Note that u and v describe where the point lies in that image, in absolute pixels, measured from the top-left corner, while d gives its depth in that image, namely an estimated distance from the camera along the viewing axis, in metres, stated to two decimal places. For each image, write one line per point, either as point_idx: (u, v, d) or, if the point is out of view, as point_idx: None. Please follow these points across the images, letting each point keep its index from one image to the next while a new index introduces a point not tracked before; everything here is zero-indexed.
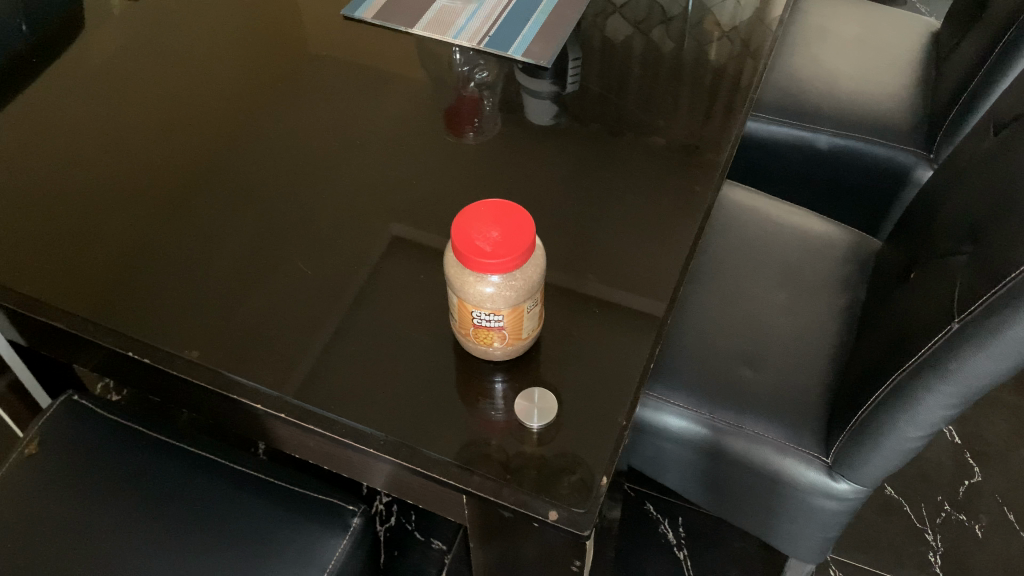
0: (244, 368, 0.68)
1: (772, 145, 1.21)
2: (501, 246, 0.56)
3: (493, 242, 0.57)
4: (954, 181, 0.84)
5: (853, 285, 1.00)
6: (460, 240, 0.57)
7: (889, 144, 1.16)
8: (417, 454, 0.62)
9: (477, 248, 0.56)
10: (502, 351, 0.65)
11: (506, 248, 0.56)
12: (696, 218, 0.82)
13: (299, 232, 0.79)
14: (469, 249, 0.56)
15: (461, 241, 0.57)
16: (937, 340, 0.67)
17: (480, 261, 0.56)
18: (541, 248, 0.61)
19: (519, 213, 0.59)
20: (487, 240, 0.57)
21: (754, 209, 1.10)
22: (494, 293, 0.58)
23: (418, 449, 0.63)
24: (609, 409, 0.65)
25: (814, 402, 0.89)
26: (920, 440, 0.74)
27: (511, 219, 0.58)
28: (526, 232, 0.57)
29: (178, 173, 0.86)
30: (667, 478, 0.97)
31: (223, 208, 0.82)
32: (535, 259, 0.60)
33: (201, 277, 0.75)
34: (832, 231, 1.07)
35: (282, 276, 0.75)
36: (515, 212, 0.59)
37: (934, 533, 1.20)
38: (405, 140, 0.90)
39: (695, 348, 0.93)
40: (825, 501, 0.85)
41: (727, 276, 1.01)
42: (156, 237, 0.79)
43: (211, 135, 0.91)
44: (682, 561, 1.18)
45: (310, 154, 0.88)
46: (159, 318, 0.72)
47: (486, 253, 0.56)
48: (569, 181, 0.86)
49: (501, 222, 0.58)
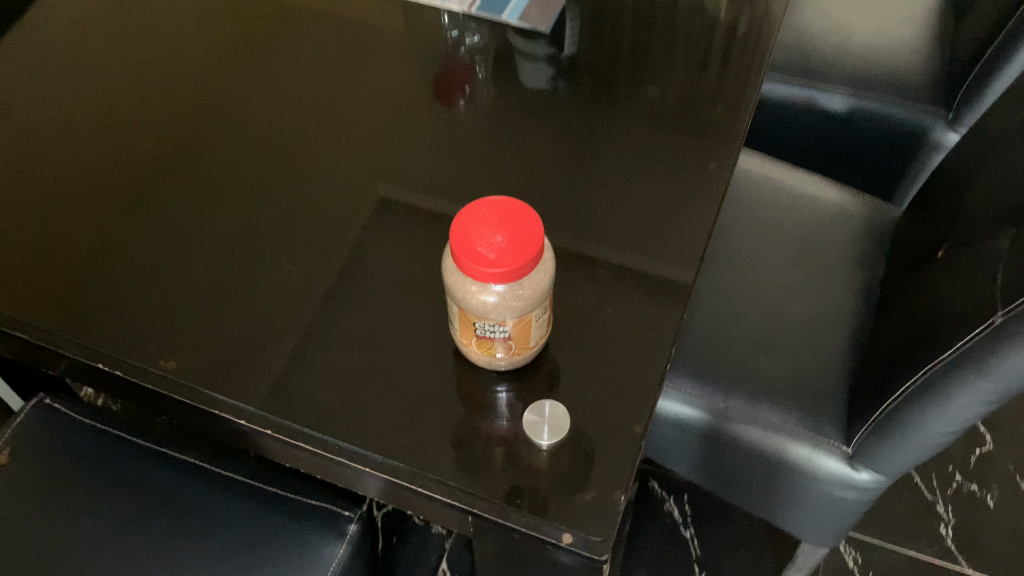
0: (224, 382, 0.62)
1: (781, 109, 1.15)
2: (507, 254, 0.50)
3: (498, 249, 0.51)
4: (986, 152, 0.77)
5: (873, 260, 0.95)
6: (459, 245, 0.51)
7: (905, 105, 1.08)
8: (417, 475, 0.57)
9: (481, 257, 0.50)
10: (506, 361, 0.59)
11: (512, 255, 0.51)
12: (707, 197, 0.76)
13: (280, 224, 0.73)
14: (471, 258, 0.50)
15: (461, 247, 0.51)
16: (978, 333, 0.62)
17: (488, 271, 0.50)
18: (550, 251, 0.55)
19: (526, 212, 0.53)
20: (491, 246, 0.51)
21: (763, 177, 1.03)
22: (505, 302, 0.52)
23: (417, 470, 0.57)
24: (623, 420, 0.60)
25: (833, 387, 0.84)
26: (951, 435, 0.70)
27: (517, 221, 0.52)
28: (536, 238, 0.51)
29: (145, 161, 0.79)
30: (676, 464, 0.93)
31: (194, 200, 0.75)
32: (544, 264, 0.54)
33: (175, 277, 0.69)
34: (848, 200, 1.01)
35: (262, 276, 0.69)
36: (521, 210, 0.53)
37: (945, 504, 1.17)
38: (390, 116, 0.83)
39: (707, 333, 0.89)
40: (844, 491, 0.81)
41: (738, 254, 0.95)
42: (125, 234, 0.72)
43: (181, 117, 0.84)
44: (689, 541, 1.15)
45: (288, 135, 0.81)
46: (131, 325, 0.66)
47: (490, 262, 0.50)
48: (569, 160, 0.79)
49: (507, 223, 0.52)
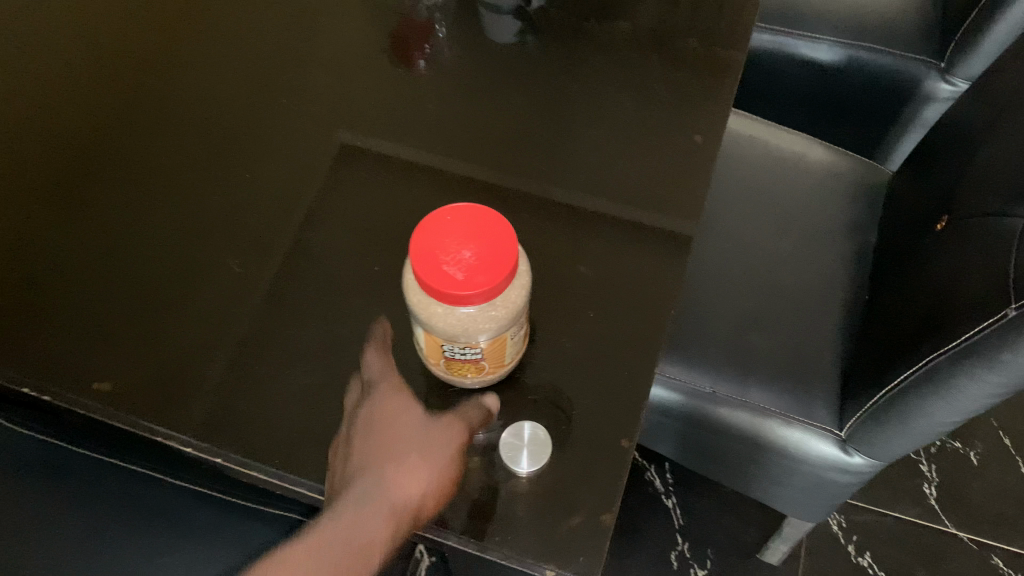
0: (167, 406, 0.56)
1: (764, 60, 1.09)
2: (478, 273, 0.44)
3: (467, 266, 0.45)
4: (995, 113, 0.72)
5: (863, 226, 0.90)
6: (422, 264, 0.45)
7: (896, 52, 1.02)
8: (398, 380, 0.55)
9: (448, 277, 0.44)
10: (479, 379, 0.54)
11: (484, 275, 0.45)
12: (692, 172, 0.70)
13: (226, 221, 0.66)
14: (437, 279, 0.44)
15: (424, 265, 0.45)
16: (990, 325, 0.57)
17: (458, 293, 0.44)
18: (524, 262, 0.49)
19: (496, 221, 0.47)
20: (459, 264, 0.45)
21: (748, 138, 0.98)
22: (476, 324, 0.46)
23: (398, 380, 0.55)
24: (608, 434, 0.55)
25: (826, 366, 0.79)
26: (953, 424, 0.66)
27: (486, 232, 0.46)
28: (509, 253, 0.45)
29: (79, 154, 0.73)
30: (661, 445, 0.88)
31: (131, 195, 0.69)
32: (519, 280, 0.48)
33: (109, 287, 0.62)
34: (836, 160, 0.95)
35: (207, 279, 0.63)
36: (489, 220, 0.47)
37: (929, 463, 1.15)
38: (345, 87, 0.76)
39: (693, 310, 0.83)
40: (837, 474, 0.77)
41: (722, 223, 0.90)
42: (57, 241, 0.66)
43: (118, 101, 0.77)
44: (671, 510, 1.12)
45: (229, 120, 0.74)
46: (64, 344, 0.60)
47: (460, 283, 0.44)
48: (541, 131, 0.72)
49: (475, 235, 0.46)
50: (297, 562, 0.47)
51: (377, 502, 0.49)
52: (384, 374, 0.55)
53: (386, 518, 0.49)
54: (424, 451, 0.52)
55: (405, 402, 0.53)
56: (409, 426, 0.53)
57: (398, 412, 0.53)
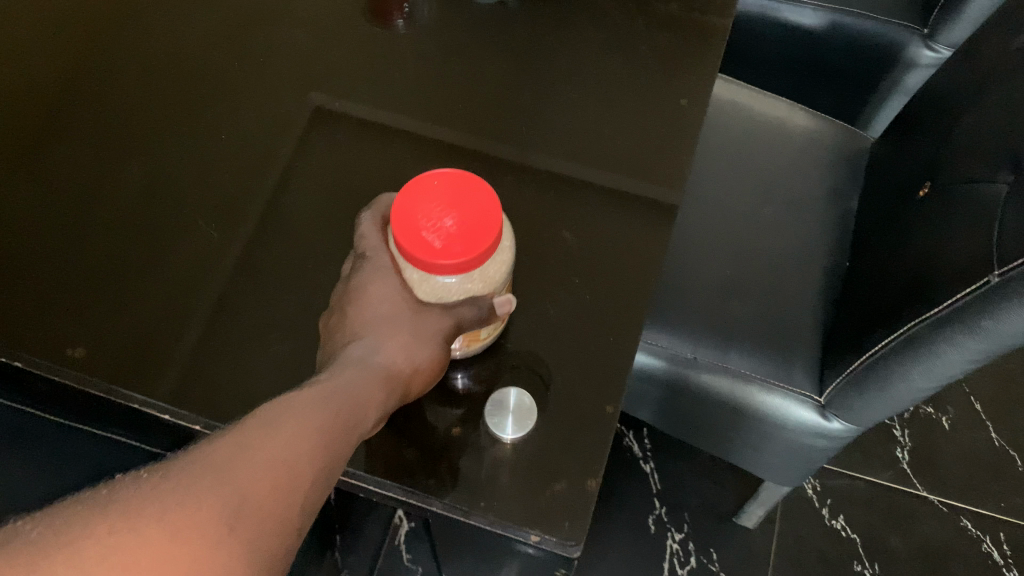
0: (141, 373, 0.55)
1: (747, 23, 1.08)
2: (456, 242, 0.46)
3: (446, 235, 0.46)
4: (979, 79, 0.71)
5: (843, 192, 0.90)
6: (402, 228, 0.47)
7: (880, 18, 1.00)
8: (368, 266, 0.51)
9: (426, 244, 0.46)
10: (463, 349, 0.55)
11: (462, 244, 0.46)
12: (677, 135, 0.69)
13: (201, 184, 0.65)
14: (415, 245, 0.46)
15: (404, 230, 0.47)
16: (973, 291, 0.57)
17: (432, 261, 0.46)
18: (507, 237, 0.51)
19: (480, 192, 0.48)
20: (438, 231, 0.46)
21: (732, 102, 0.97)
22: (450, 293, 0.49)
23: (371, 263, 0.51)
24: (593, 401, 0.55)
25: (806, 331, 0.80)
26: (932, 389, 0.66)
27: (469, 202, 0.47)
28: (489, 226, 0.47)
29: (45, 114, 0.70)
30: (641, 411, 0.88)
31: (101, 156, 0.67)
32: (500, 256, 0.51)
33: (80, 253, 0.61)
34: (818, 126, 0.95)
35: (182, 243, 0.61)
36: (473, 189, 0.48)
37: (902, 428, 1.17)
38: (322, 44, 0.74)
39: (675, 276, 0.83)
40: (815, 439, 0.78)
41: (706, 187, 0.90)
42: (24, 201, 0.64)
43: (88, 59, 0.74)
44: (649, 475, 1.13)
45: (199, 80, 0.72)
46: (32, 309, 0.58)
47: (437, 251, 0.46)
48: (524, 92, 0.71)
49: (457, 204, 0.47)
50: (310, 402, 0.43)
51: (374, 366, 0.47)
52: (380, 244, 0.52)
53: (382, 381, 0.47)
54: (418, 334, 0.49)
55: (397, 277, 0.50)
56: (402, 299, 0.50)
57: (390, 286, 0.50)
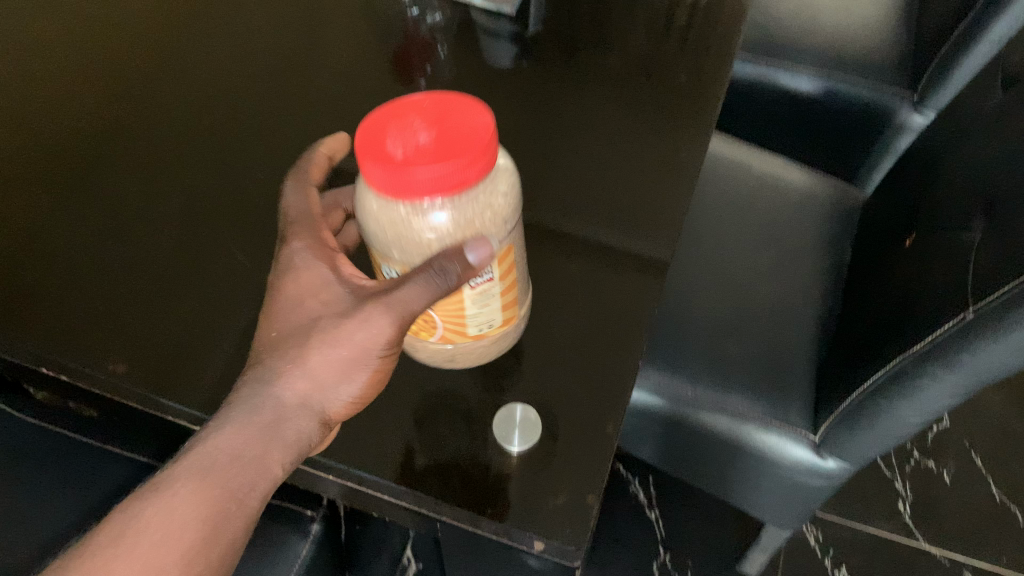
0: (175, 385, 0.60)
1: (746, 89, 1.15)
2: (420, 153, 0.43)
3: (413, 147, 0.43)
4: (958, 138, 0.77)
5: (837, 244, 0.95)
6: (372, 135, 0.44)
7: (872, 86, 1.08)
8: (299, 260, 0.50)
9: (387, 152, 0.43)
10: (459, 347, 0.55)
11: (426, 157, 0.43)
12: (677, 185, 0.75)
13: (236, 218, 0.70)
14: (376, 150, 0.43)
15: (373, 136, 0.44)
16: (951, 325, 0.61)
17: (391, 168, 0.42)
18: (500, 183, 0.47)
19: (468, 117, 0.45)
20: (406, 143, 0.43)
21: (732, 160, 1.03)
22: (415, 227, 0.45)
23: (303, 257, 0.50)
24: (594, 420, 0.58)
25: (800, 372, 0.83)
26: (919, 424, 0.69)
27: (449, 122, 0.44)
28: (463, 143, 0.43)
29: (96, 154, 0.77)
30: (643, 449, 0.92)
31: (147, 192, 0.73)
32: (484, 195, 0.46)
33: (124, 277, 0.66)
34: (814, 184, 1.01)
35: (217, 270, 0.66)
36: (462, 114, 0.45)
37: (903, 480, 1.19)
38: (351, 98, 0.81)
39: (677, 319, 0.88)
40: (812, 476, 0.81)
41: (707, 236, 0.95)
42: (74, 230, 0.70)
43: (136, 107, 0.81)
44: (654, 521, 1.15)
45: (236, 127, 0.78)
46: (78, 326, 0.63)
47: (396, 159, 0.43)
48: (535, 143, 0.77)
49: (438, 123, 0.44)
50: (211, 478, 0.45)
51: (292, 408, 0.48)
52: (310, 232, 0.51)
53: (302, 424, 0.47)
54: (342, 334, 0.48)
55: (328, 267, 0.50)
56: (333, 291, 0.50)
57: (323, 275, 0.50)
